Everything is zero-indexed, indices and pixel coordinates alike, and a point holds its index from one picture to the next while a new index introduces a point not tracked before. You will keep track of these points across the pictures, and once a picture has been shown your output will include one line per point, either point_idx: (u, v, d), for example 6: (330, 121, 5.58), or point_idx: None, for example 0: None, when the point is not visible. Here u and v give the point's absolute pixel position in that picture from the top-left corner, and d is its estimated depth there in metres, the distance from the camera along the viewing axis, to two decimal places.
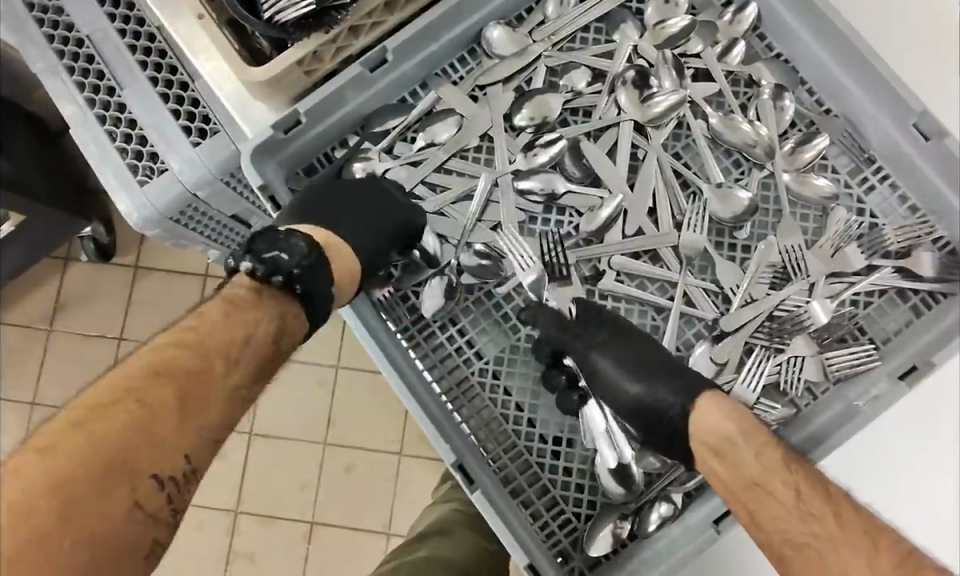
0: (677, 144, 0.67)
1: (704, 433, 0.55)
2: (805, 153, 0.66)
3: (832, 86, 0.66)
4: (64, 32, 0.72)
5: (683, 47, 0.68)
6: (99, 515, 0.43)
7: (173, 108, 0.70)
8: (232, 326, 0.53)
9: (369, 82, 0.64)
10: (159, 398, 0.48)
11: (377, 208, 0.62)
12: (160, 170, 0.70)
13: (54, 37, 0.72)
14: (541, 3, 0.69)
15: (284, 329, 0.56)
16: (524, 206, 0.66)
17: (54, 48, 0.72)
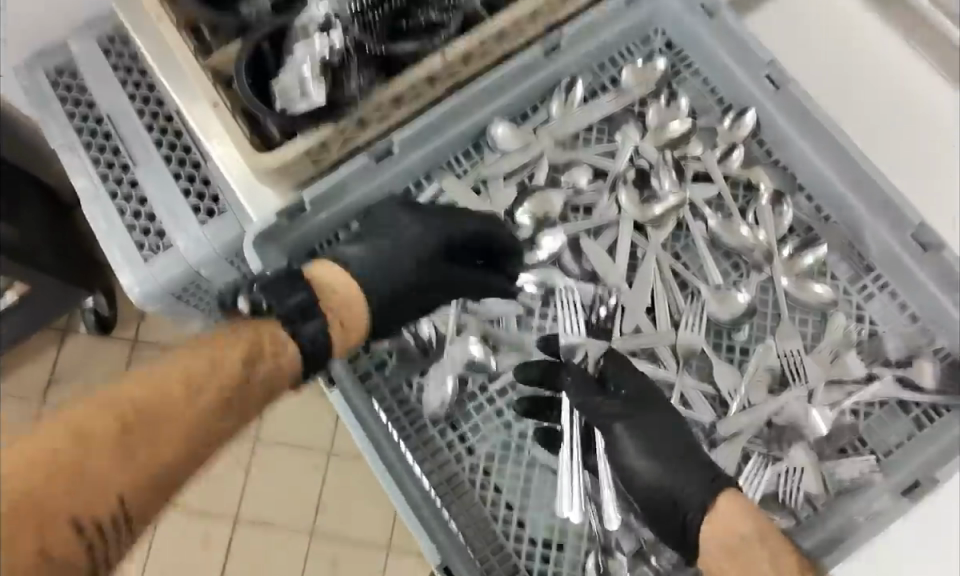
0: (677, 244, 0.68)
1: (717, 531, 0.53)
2: (803, 260, 0.66)
3: (831, 192, 0.67)
4: (85, 110, 0.75)
5: (683, 148, 0.69)
6: (57, 518, 0.42)
7: (184, 186, 0.72)
8: (256, 364, 0.52)
9: (375, 172, 0.65)
10: (133, 403, 0.47)
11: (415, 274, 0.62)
12: (166, 247, 0.70)
13: (74, 114, 0.75)
14: (546, 102, 0.70)
15: (257, 361, 0.52)
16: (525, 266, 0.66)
17: (74, 124, 0.74)
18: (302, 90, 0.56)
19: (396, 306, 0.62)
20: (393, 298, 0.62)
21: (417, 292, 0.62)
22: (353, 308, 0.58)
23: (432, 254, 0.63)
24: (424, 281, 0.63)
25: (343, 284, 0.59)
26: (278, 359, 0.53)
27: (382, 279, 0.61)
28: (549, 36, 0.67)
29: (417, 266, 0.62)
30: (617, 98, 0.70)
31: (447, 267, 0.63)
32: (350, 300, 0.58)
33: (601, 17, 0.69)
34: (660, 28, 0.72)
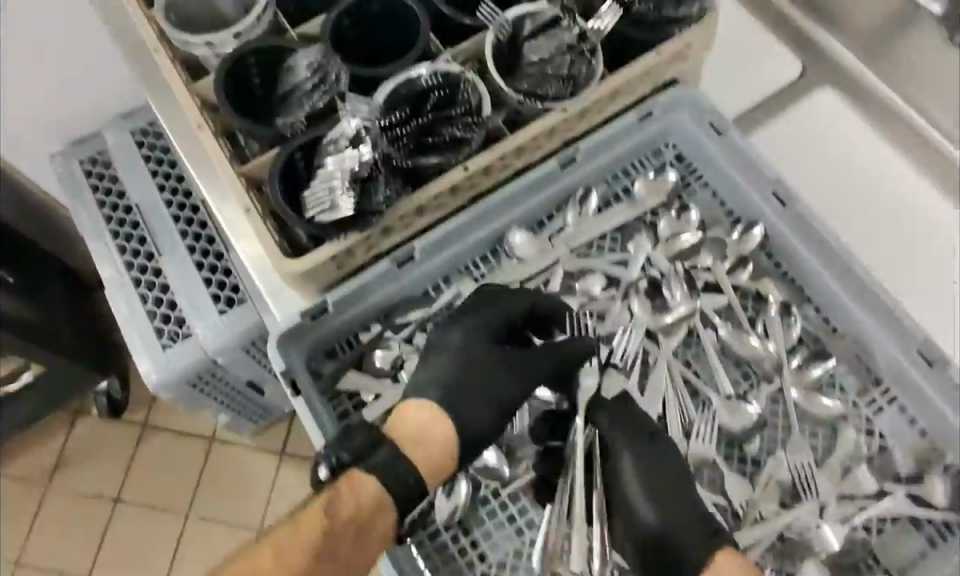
0: (687, 351, 0.69)
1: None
2: (812, 371, 0.67)
3: (837, 306, 0.68)
4: (122, 212, 0.95)
5: (692, 259, 0.71)
6: None
7: (206, 275, 0.89)
8: (332, 527, 0.58)
9: (397, 276, 0.67)
10: (298, 558, 0.57)
11: (492, 402, 0.64)
12: (185, 333, 0.88)
13: (106, 216, 0.95)
14: (562, 211, 0.73)
15: (338, 506, 0.58)
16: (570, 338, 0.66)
17: (112, 225, 0.94)
18: (330, 200, 0.60)
19: (475, 421, 0.63)
20: (464, 412, 0.63)
21: (487, 400, 0.64)
22: (443, 443, 0.62)
23: (484, 350, 0.65)
24: (491, 390, 0.65)
25: (429, 420, 0.62)
26: (358, 506, 0.58)
27: (462, 408, 0.63)
28: (565, 150, 0.70)
29: (480, 377, 0.65)
30: (630, 208, 0.73)
31: (507, 366, 0.66)
32: (438, 435, 0.62)
33: (614, 132, 0.71)
34: (670, 141, 0.75)
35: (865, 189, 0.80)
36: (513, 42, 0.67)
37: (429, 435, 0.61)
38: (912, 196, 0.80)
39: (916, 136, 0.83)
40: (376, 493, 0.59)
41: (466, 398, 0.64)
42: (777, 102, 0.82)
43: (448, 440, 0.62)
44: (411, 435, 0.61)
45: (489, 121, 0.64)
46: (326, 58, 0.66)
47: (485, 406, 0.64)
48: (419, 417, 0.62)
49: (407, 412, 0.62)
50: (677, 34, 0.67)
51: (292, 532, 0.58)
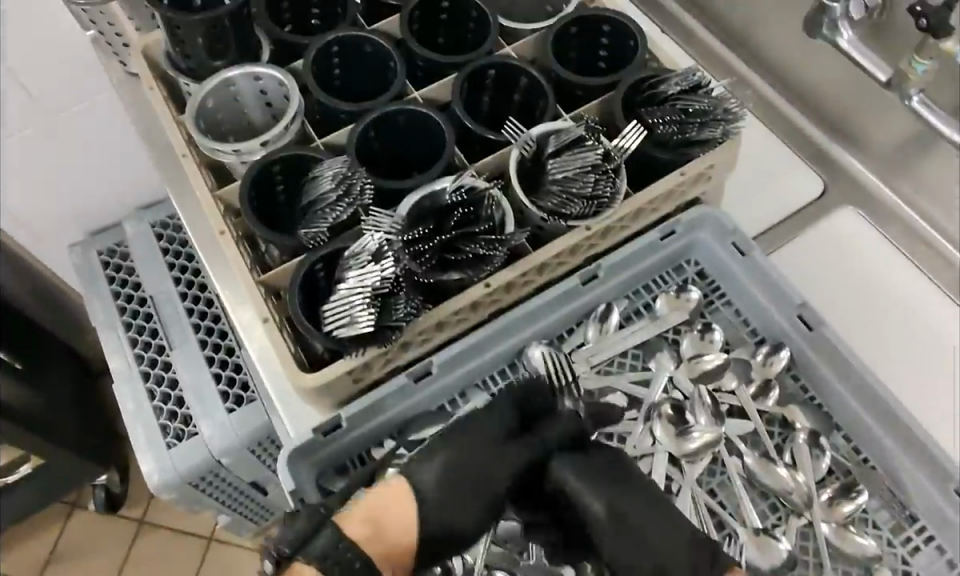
0: (712, 479, 0.66)
1: None
2: (844, 505, 0.64)
3: (867, 436, 0.66)
4: (136, 304, 0.94)
5: (717, 381, 0.69)
6: None
7: (216, 371, 0.87)
8: None
9: (413, 391, 0.66)
10: None
11: (491, 493, 0.55)
12: (190, 432, 0.86)
13: (121, 307, 0.94)
14: (582, 325, 0.72)
15: None
16: (552, 421, 0.58)
17: (125, 317, 0.93)
18: (349, 316, 0.59)
19: (466, 514, 0.54)
20: (448, 511, 0.54)
21: (488, 479, 0.55)
22: (397, 534, 0.52)
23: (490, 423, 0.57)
24: (489, 475, 0.55)
25: (390, 507, 0.53)
26: None
27: (454, 508, 0.54)
28: (586, 267, 0.70)
29: (482, 452, 0.56)
30: (653, 325, 0.71)
31: (508, 447, 0.56)
32: (390, 516, 0.53)
33: (636, 249, 0.71)
34: (692, 258, 0.74)
35: (904, 311, 0.77)
36: (537, 158, 0.67)
37: (389, 519, 0.52)
38: (942, 312, 0.77)
39: (925, 247, 0.83)
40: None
41: (463, 496, 0.54)
42: (798, 220, 0.82)
43: (407, 531, 0.52)
44: (368, 516, 0.52)
45: (513, 238, 0.63)
46: (352, 169, 0.65)
47: (481, 501, 0.55)
48: (386, 498, 0.53)
49: (383, 486, 0.54)
50: (700, 156, 0.68)
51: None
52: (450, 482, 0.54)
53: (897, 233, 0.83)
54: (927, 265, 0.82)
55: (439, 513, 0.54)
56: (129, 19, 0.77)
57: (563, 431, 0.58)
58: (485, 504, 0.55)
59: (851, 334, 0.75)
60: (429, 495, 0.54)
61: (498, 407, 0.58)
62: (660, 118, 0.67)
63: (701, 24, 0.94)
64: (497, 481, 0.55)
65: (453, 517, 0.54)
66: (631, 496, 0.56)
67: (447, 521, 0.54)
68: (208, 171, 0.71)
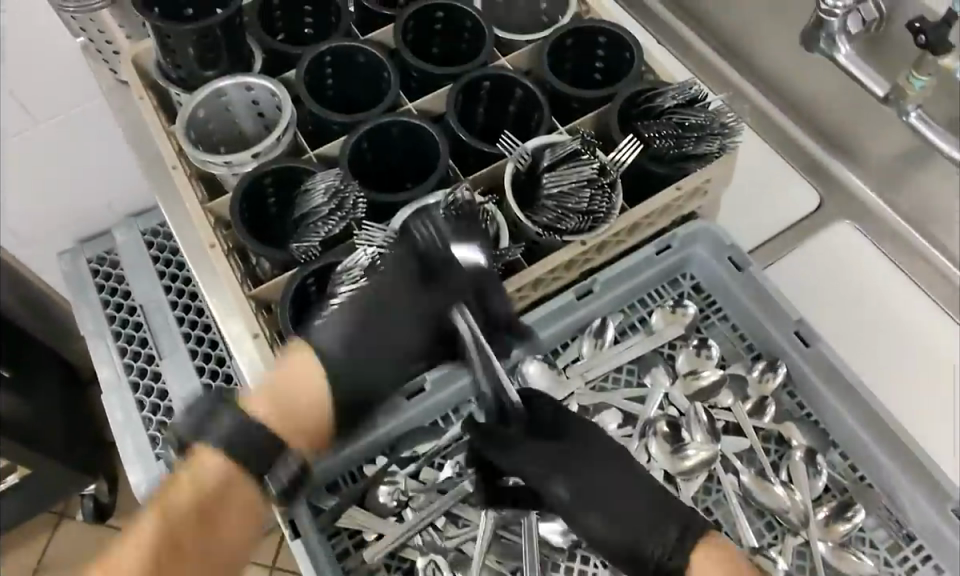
0: (708, 497, 0.65)
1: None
2: (840, 525, 0.63)
3: (864, 453, 0.65)
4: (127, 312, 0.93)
5: (712, 398, 0.69)
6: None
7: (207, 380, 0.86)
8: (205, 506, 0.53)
9: (405, 407, 0.65)
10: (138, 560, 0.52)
11: (391, 344, 0.54)
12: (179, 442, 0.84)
13: (111, 315, 0.93)
14: (577, 339, 0.71)
15: (199, 478, 0.52)
16: (457, 271, 0.53)
17: (115, 326, 0.92)
18: None
19: (374, 376, 0.54)
20: (375, 352, 0.53)
21: (386, 349, 0.54)
22: (308, 403, 0.53)
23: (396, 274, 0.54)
24: (399, 335, 0.54)
25: (295, 376, 0.53)
26: (203, 487, 0.52)
27: (356, 380, 0.53)
28: (581, 281, 0.69)
29: (387, 301, 0.54)
30: (649, 339, 0.70)
31: (411, 316, 0.53)
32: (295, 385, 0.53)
33: (631, 264, 0.70)
34: (688, 272, 0.73)
35: (901, 326, 0.77)
36: (532, 172, 0.66)
37: (300, 392, 0.53)
38: (938, 327, 0.77)
39: (922, 262, 0.82)
40: (217, 480, 0.52)
41: (375, 361, 0.54)
42: (794, 234, 0.81)
43: (320, 403, 0.53)
44: (275, 405, 0.53)
45: (507, 253, 0.62)
46: (344, 183, 0.64)
47: (391, 360, 0.54)
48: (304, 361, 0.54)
49: (300, 345, 0.54)
50: (697, 170, 0.67)
51: (144, 546, 0.52)
52: (346, 346, 0.53)
53: (895, 247, 0.83)
54: (924, 280, 0.81)
55: (354, 384, 0.53)
56: (119, 27, 0.76)
57: (472, 273, 0.54)
58: (397, 371, 0.55)
59: (846, 349, 0.75)
60: (337, 360, 0.53)
61: (399, 256, 0.54)
62: (657, 132, 0.67)
63: (697, 35, 0.94)
64: (400, 348, 0.54)
65: (360, 381, 0.53)
66: (600, 478, 0.53)
67: (357, 387, 0.54)
68: (198, 182, 0.70)
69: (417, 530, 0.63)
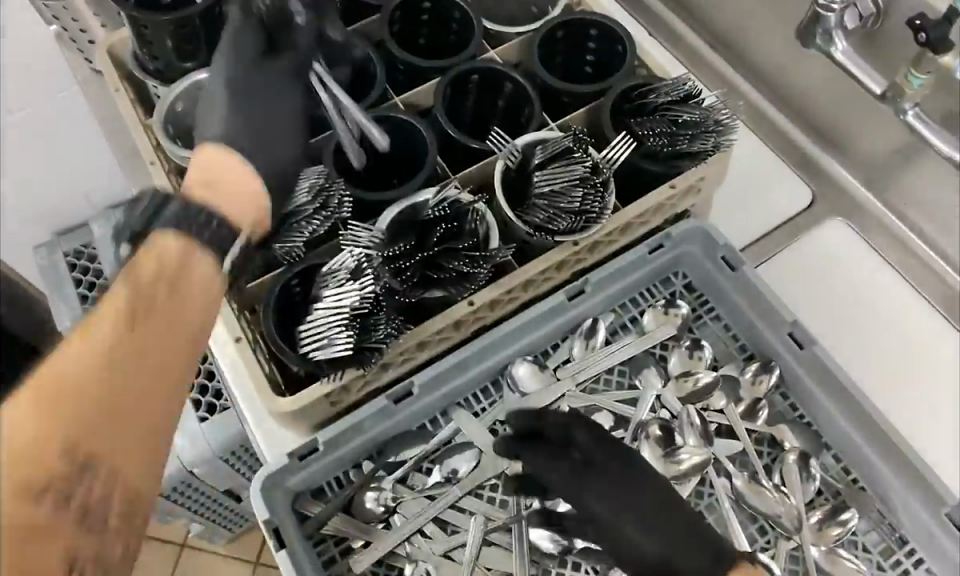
0: (700, 502, 0.65)
1: None
2: (833, 529, 0.62)
3: (857, 455, 0.64)
4: None
5: (705, 400, 0.68)
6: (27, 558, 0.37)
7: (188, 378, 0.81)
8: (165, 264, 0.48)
9: (392, 412, 0.63)
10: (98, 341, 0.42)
11: (275, 118, 0.63)
12: None
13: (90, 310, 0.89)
14: (568, 341, 0.69)
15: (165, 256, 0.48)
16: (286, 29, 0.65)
17: None
18: (327, 337, 0.56)
19: (279, 147, 0.62)
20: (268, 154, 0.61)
21: (272, 102, 0.64)
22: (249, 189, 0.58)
23: (246, 71, 0.64)
24: (282, 122, 0.63)
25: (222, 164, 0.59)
26: (164, 262, 0.48)
27: (264, 163, 0.60)
28: (573, 281, 0.67)
29: (251, 94, 0.63)
30: (640, 340, 0.68)
31: (294, 96, 0.65)
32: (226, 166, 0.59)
33: (623, 264, 0.69)
34: (680, 271, 0.72)
35: (894, 323, 0.76)
36: (523, 169, 0.65)
37: (231, 182, 0.58)
38: (931, 325, 0.77)
39: (912, 258, 0.82)
40: (178, 258, 0.49)
41: (266, 135, 0.62)
42: (787, 232, 0.80)
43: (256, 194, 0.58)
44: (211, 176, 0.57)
45: (497, 253, 0.60)
46: (330, 181, 0.63)
47: (281, 154, 0.62)
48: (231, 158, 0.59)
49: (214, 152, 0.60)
50: (690, 169, 0.66)
51: (110, 325, 0.43)
52: (235, 124, 0.61)
53: (885, 243, 0.82)
54: (914, 277, 0.81)
55: (262, 161, 0.60)
56: (94, 15, 0.74)
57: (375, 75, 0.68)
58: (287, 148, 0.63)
59: (840, 347, 0.74)
60: (234, 144, 0.61)
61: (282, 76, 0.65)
62: (650, 129, 0.65)
63: (687, 27, 0.92)
64: (273, 107, 0.63)
65: (261, 148, 0.61)
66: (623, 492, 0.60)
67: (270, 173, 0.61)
68: (179, 179, 0.68)
69: (406, 539, 0.61)
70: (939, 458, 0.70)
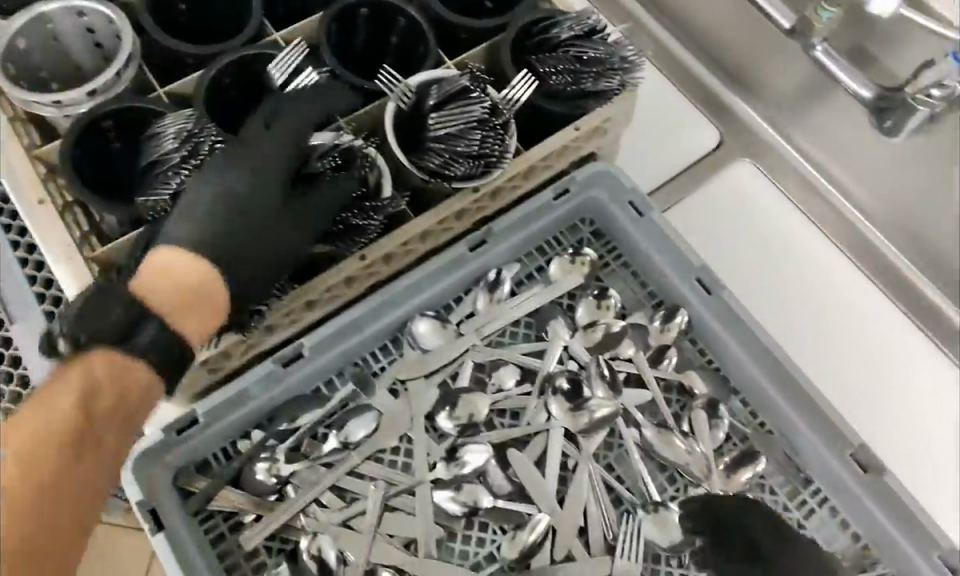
0: (609, 454, 0.63)
1: None
2: (741, 474, 0.62)
3: (765, 401, 0.63)
4: None
5: (613, 349, 0.66)
6: None
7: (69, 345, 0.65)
8: (105, 385, 0.46)
9: (281, 378, 0.59)
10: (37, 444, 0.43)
11: (262, 241, 0.53)
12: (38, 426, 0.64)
13: None
14: (471, 293, 0.65)
15: (122, 375, 0.47)
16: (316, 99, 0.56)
17: None
18: (199, 299, 0.51)
19: (251, 275, 0.52)
20: (241, 241, 0.52)
21: (264, 220, 0.53)
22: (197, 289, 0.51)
23: (259, 146, 0.54)
24: (274, 243, 0.53)
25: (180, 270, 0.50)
26: (127, 382, 0.47)
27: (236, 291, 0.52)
28: (474, 231, 0.64)
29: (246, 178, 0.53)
30: (549, 290, 0.66)
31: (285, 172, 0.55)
32: (200, 277, 0.51)
33: (527, 211, 0.65)
34: (587, 217, 0.69)
35: (813, 279, 0.75)
36: (416, 110, 0.59)
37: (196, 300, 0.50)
38: (851, 280, 0.76)
39: (832, 209, 0.80)
40: (107, 365, 0.46)
41: (249, 264, 0.52)
42: (692, 175, 0.78)
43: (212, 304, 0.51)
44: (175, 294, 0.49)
45: (390, 204, 0.56)
46: (198, 125, 0.56)
47: (263, 278, 0.53)
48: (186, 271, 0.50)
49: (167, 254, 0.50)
50: (595, 109, 0.62)
51: (53, 433, 0.43)
52: (223, 231, 0.52)
53: (797, 192, 0.80)
54: (825, 223, 0.79)
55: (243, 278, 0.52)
56: None
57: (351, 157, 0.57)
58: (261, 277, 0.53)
59: (762, 312, 0.73)
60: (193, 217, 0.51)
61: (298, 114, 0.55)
62: (553, 67, 0.62)
63: None
64: (266, 224, 0.53)
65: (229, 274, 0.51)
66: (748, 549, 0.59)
67: (236, 264, 0.52)
68: (29, 128, 0.60)
69: (301, 510, 0.58)
70: (864, 421, 0.69)
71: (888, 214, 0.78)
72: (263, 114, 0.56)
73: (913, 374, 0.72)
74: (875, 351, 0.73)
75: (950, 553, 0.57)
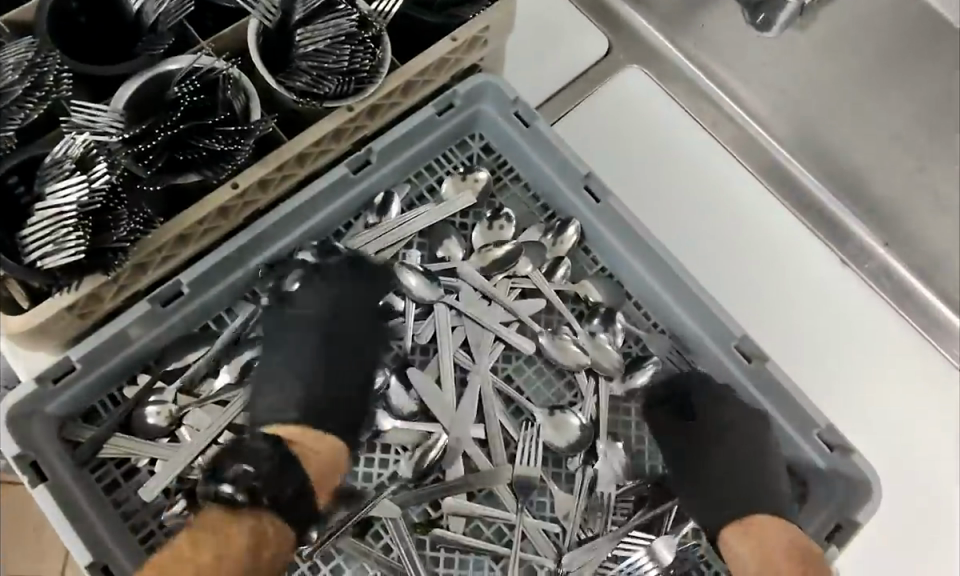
0: (508, 366, 0.64)
1: (741, 544, 0.53)
2: (638, 375, 0.64)
3: (656, 302, 0.65)
4: None
5: (510, 268, 0.65)
6: None
7: None
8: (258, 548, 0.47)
9: (162, 317, 0.57)
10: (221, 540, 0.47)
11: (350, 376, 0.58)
12: None
13: None
14: (361, 217, 0.65)
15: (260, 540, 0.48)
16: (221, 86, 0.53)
17: None
18: (52, 239, 0.47)
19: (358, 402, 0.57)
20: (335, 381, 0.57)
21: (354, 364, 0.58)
22: (317, 446, 0.53)
23: (163, 123, 0.52)
24: (362, 375, 0.58)
25: (307, 435, 0.54)
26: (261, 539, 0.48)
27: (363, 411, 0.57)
28: (356, 152, 0.62)
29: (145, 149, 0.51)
30: (439, 208, 0.65)
31: (186, 141, 0.52)
32: (320, 447, 0.54)
33: (412, 128, 0.63)
34: (476, 132, 0.68)
35: (717, 198, 0.76)
36: (283, 28, 0.56)
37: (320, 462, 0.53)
38: (749, 193, 0.77)
39: (728, 122, 0.81)
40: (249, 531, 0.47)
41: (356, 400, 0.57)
42: (583, 84, 0.78)
43: (334, 462, 0.54)
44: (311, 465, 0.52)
45: (258, 126, 0.53)
46: (40, 54, 0.50)
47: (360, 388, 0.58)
48: (310, 437, 0.54)
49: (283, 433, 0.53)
50: (472, 18, 0.59)
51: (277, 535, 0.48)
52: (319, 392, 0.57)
53: (698, 107, 0.80)
54: (721, 135, 0.80)
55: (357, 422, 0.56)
56: None
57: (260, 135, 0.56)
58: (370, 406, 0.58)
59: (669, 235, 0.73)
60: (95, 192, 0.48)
61: (193, 82, 0.53)
62: None
63: None
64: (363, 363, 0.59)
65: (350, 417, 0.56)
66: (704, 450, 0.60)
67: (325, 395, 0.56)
68: None
69: (201, 451, 0.56)
70: (767, 338, 0.71)
71: (783, 120, 0.79)
72: (159, 78, 0.53)
73: (815, 287, 0.74)
74: (776, 263, 0.74)
75: (829, 431, 0.59)
